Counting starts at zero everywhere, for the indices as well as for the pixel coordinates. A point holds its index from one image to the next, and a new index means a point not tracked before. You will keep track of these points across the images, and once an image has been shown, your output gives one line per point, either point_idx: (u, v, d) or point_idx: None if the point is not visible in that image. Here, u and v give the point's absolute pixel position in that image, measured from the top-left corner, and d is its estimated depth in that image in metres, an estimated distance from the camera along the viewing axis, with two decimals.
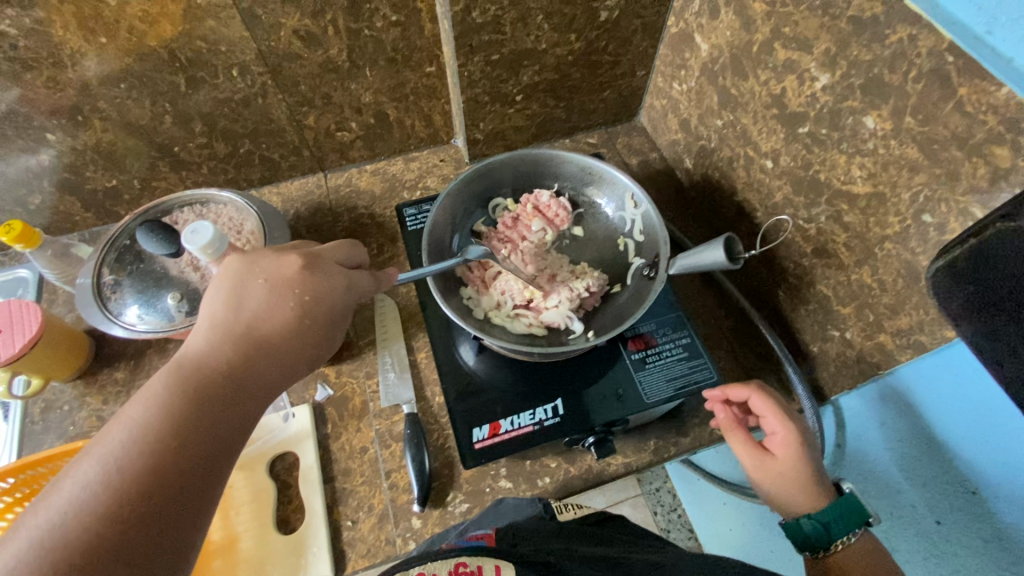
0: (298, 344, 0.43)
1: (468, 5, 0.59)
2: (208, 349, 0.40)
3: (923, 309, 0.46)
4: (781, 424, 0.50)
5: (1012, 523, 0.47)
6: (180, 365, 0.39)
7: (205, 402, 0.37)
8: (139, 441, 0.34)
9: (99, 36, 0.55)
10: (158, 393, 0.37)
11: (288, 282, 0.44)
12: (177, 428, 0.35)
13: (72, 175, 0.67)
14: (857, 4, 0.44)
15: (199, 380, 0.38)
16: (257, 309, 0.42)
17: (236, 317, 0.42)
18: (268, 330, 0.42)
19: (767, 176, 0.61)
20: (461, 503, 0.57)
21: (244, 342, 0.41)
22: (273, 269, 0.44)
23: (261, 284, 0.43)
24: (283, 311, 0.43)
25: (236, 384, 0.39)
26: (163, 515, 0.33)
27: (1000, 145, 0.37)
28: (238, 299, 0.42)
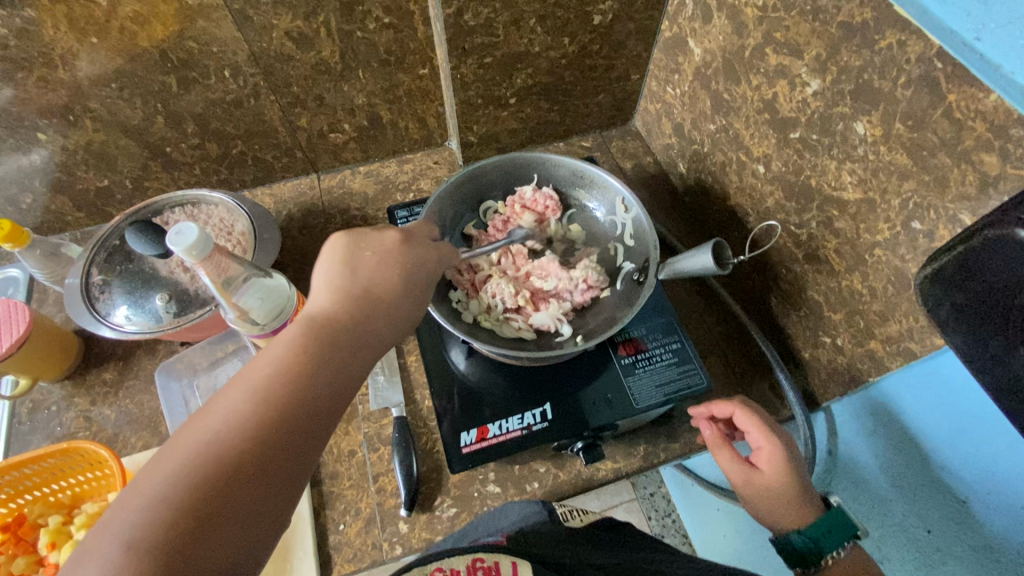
0: (403, 305, 0.44)
1: (460, 8, 0.59)
2: (331, 305, 0.42)
3: (913, 316, 0.46)
4: (765, 439, 0.51)
5: (1000, 531, 0.46)
6: (311, 318, 0.41)
7: (326, 351, 0.39)
8: (269, 384, 0.36)
9: (90, 36, 0.55)
10: (285, 343, 0.38)
11: (394, 252, 0.46)
12: (299, 372, 0.37)
13: (64, 175, 0.67)
14: (847, 10, 0.44)
15: (325, 330, 0.40)
16: (370, 274, 0.44)
17: (351, 278, 0.43)
18: (380, 293, 0.43)
19: (759, 181, 0.61)
20: (448, 508, 0.57)
21: (360, 304, 0.42)
22: (382, 242, 0.46)
23: (372, 253, 0.45)
24: (388, 274, 0.44)
25: (354, 337, 0.41)
26: (289, 450, 0.34)
27: (988, 152, 0.37)
28: (353, 266, 0.44)
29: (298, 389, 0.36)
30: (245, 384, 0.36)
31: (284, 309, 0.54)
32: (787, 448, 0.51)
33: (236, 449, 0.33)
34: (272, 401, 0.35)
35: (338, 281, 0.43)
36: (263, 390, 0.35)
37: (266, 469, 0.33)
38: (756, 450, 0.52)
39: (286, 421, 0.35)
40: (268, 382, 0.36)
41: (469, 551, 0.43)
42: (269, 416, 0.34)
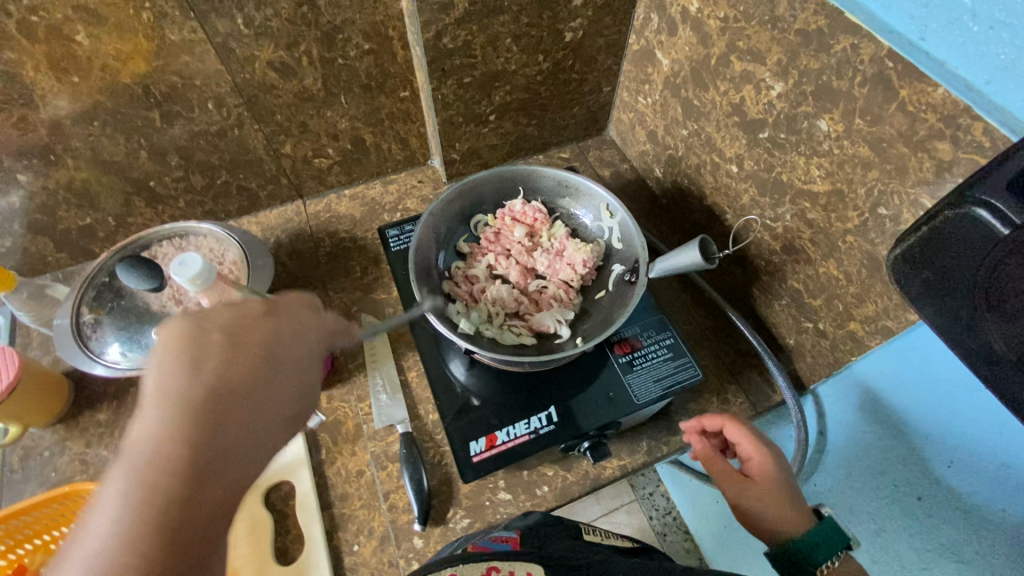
0: (273, 383, 0.39)
1: (439, 32, 0.62)
2: (171, 417, 0.34)
3: (887, 296, 0.50)
4: (755, 448, 0.54)
5: (985, 492, 0.49)
6: (151, 440, 0.33)
7: (187, 471, 0.32)
8: (117, 535, 0.29)
9: (71, 75, 0.55)
10: (126, 477, 0.31)
11: (240, 331, 0.39)
12: (153, 511, 0.31)
13: (44, 216, 0.66)
14: (803, 18, 0.48)
15: (173, 451, 0.33)
16: (218, 364, 0.36)
17: (193, 379, 0.35)
18: (237, 382, 0.37)
19: (732, 180, 0.64)
20: (461, 519, 0.57)
21: (218, 398, 0.35)
22: (219, 323, 0.38)
23: (215, 340, 0.37)
24: (242, 359, 0.38)
25: (218, 442, 0.34)
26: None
27: (941, 140, 0.40)
28: (191, 358, 0.36)
29: (154, 528, 0.30)
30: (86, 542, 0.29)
31: None
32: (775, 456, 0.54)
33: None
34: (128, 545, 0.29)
35: (190, 370, 0.35)
36: (106, 549, 0.29)
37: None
38: (748, 460, 0.55)
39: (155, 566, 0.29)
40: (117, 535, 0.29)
41: (481, 561, 0.44)
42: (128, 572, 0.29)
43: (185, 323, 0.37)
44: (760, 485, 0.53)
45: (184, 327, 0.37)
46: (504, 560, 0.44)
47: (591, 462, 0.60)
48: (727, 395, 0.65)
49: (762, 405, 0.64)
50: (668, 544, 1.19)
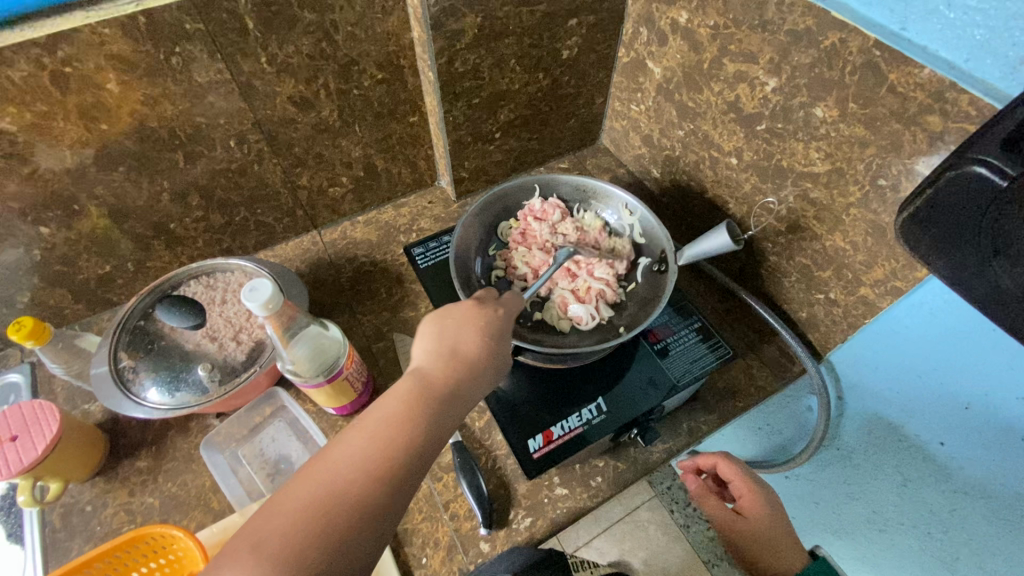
0: (488, 367, 0.47)
1: (451, 57, 0.66)
2: (424, 370, 0.44)
3: (894, 258, 0.55)
4: (742, 487, 0.63)
5: (1001, 428, 0.54)
6: (412, 382, 0.43)
7: (423, 414, 0.41)
8: (371, 450, 0.38)
9: (100, 123, 0.55)
10: (386, 406, 0.41)
11: (473, 319, 0.48)
12: (402, 431, 0.40)
13: (64, 267, 0.66)
14: (791, 20, 0.53)
15: (418, 396, 0.42)
16: (457, 340, 0.46)
17: (438, 350, 0.45)
18: (465, 357, 0.45)
19: (733, 171, 0.70)
20: (524, 518, 0.59)
21: (452, 366, 0.45)
22: (460, 312, 0.48)
23: (458, 323, 0.47)
24: (474, 340, 0.47)
25: (451, 399, 0.43)
26: (395, 495, 0.38)
27: (931, 114, 0.46)
28: (439, 334, 0.47)
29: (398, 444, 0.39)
30: (348, 444, 0.38)
31: (335, 361, 0.56)
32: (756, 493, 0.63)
33: (353, 496, 0.36)
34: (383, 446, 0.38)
35: (433, 347, 0.46)
36: (373, 445, 0.38)
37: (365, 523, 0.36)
38: (740, 497, 0.64)
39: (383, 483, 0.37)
40: (369, 448, 0.38)
41: None
42: (370, 478, 0.37)
43: (440, 314, 0.49)
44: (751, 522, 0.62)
45: (437, 316, 0.48)
46: None
47: (639, 447, 0.63)
48: (752, 370, 0.70)
49: (785, 377, 0.69)
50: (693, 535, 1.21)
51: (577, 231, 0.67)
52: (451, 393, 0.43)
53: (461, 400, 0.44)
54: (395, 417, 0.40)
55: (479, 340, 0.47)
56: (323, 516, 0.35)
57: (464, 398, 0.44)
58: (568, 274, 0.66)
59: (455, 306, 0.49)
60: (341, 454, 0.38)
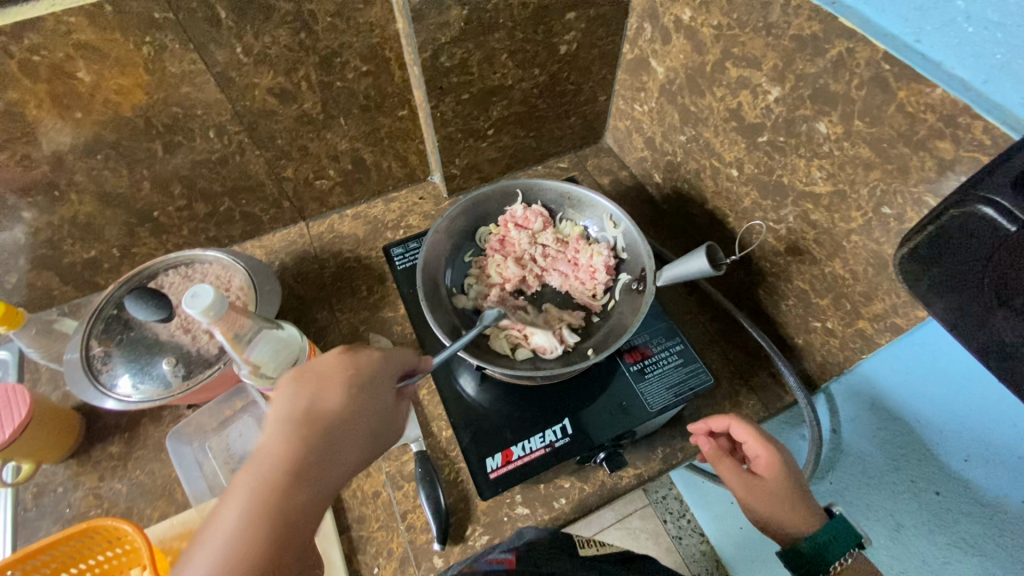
0: (358, 423, 0.45)
1: (436, 51, 0.63)
2: (276, 446, 0.41)
3: (895, 293, 0.50)
4: (761, 446, 0.54)
5: (1001, 486, 0.49)
6: (258, 468, 0.39)
7: (282, 496, 0.39)
8: (228, 551, 0.35)
9: (74, 111, 0.55)
10: (233, 508, 0.37)
11: (338, 374, 0.45)
12: (267, 509, 0.38)
13: (49, 250, 0.66)
14: (797, 24, 0.48)
15: (269, 479, 0.39)
16: (316, 400, 0.44)
17: (296, 415, 0.42)
18: (329, 417, 0.43)
19: (733, 184, 0.65)
20: (481, 536, 0.57)
21: (311, 429, 0.42)
22: (327, 365, 0.46)
23: (317, 384, 0.44)
24: (336, 397, 0.44)
25: (313, 468, 0.41)
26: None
27: (941, 139, 0.41)
28: (293, 396, 0.43)
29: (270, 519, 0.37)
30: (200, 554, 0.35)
31: (295, 362, 0.55)
32: (781, 452, 0.54)
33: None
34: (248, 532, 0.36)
35: (289, 414, 0.43)
36: (242, 526, 0.37)
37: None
38: (754, 458, 0.55)
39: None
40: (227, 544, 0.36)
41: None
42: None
43: (299, 372, 0.45)
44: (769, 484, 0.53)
45: (296, 376, 0.45)
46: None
47: (607, 472, 0.60)
48: (739, 397, 0.66)
49: (775, 407, 0.64)
50: (684, 547, 1.16)
51: (554, 244, 0.67)
52: (317, 457, 0.41)
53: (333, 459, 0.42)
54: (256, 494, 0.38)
55: (348, 397, 0.45)
56: None
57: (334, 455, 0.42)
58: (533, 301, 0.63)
59: (316, 361, 0.46)
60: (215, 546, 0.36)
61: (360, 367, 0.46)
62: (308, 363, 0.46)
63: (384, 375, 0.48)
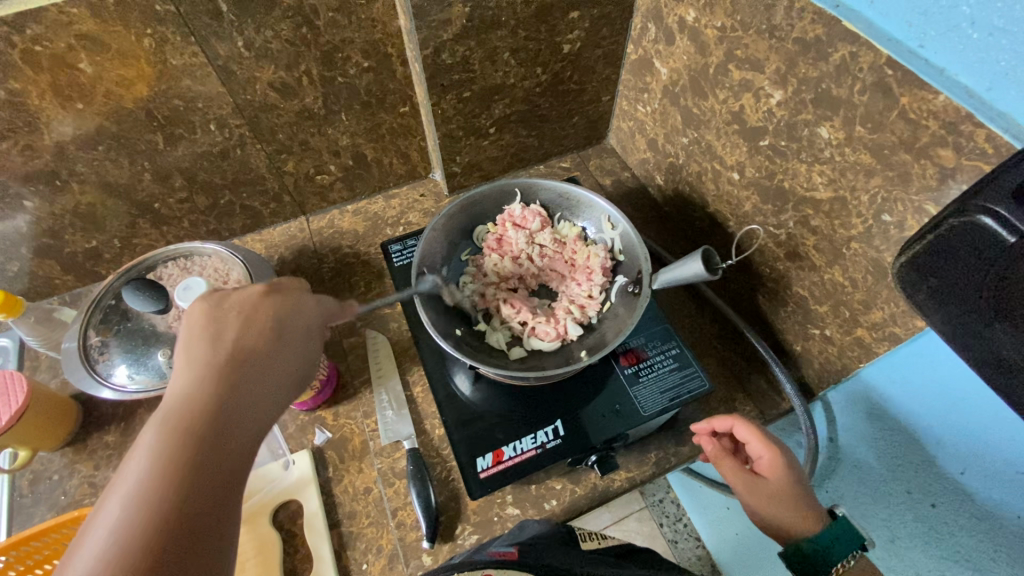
0: (284, 360, 0.42)
1: (437, 48, 0.62)
2: (191, 386, 0.36)
3: (893, 302, 0.49)
4: (764, 446, 0.53)
5: (997, 501, 0.48)
6: (167, 409, 0.34)
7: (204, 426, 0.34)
8: (141, 491, 0.30)
9: (75, 102, 0.55)
10: (145, 447, 0.32)
11: (256, 308, 0.43)
12: (184, 444, 0.33)
13: (50, 240, 0.67)
14: (800, 27, 0.47)
15: (186, 408, 0.35)
16: (235, 336, 0.40)
17: (214, 347, 0.39)
18: (253, 352, 0.40)
19: (734, 188, 0.64)
20: (470, 535, 0.57)
21: (234, 363, 0.39)
22: (239, 301, 0.43)
23: (234, 320, 0.41)
24: (257, 333, 0.41)
25: (234, 400, 0.37)
26: (219, 512, 0.31)
27: (943, 147, 0.40)
28: (211, 332, 0.40)
29: (188, 454, 0.32)
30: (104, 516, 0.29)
31: None
32: (786, 454, 0.54)
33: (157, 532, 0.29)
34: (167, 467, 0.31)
35: (204, 347, 0.39)
36: (155, 465, 0.31)
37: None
38: (758, 459, 0.54)
39: (183, 507, 0.30)
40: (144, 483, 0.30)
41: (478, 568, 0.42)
42: (163, 508, 0.30)
43: (208, 308, 0.42)
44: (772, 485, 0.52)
45: (205, 311, 0.41)
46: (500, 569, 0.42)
47: (599, 475, 0.60)
48: (734, 403, 0.65)
49: (770, 414, 0.64)
50: (679, 552, 1.15)
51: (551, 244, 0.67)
52: (242, 388, 0.38)
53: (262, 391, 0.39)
54: (170, 432, 0.33)
55: (270, 333, 0.42)
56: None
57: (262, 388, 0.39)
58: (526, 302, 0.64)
59: (222, 299, 0.43)
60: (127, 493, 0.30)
61: (274, 304, 0.44)
62: (212, 299, 0.43)
63: (304, 312, 0.46)
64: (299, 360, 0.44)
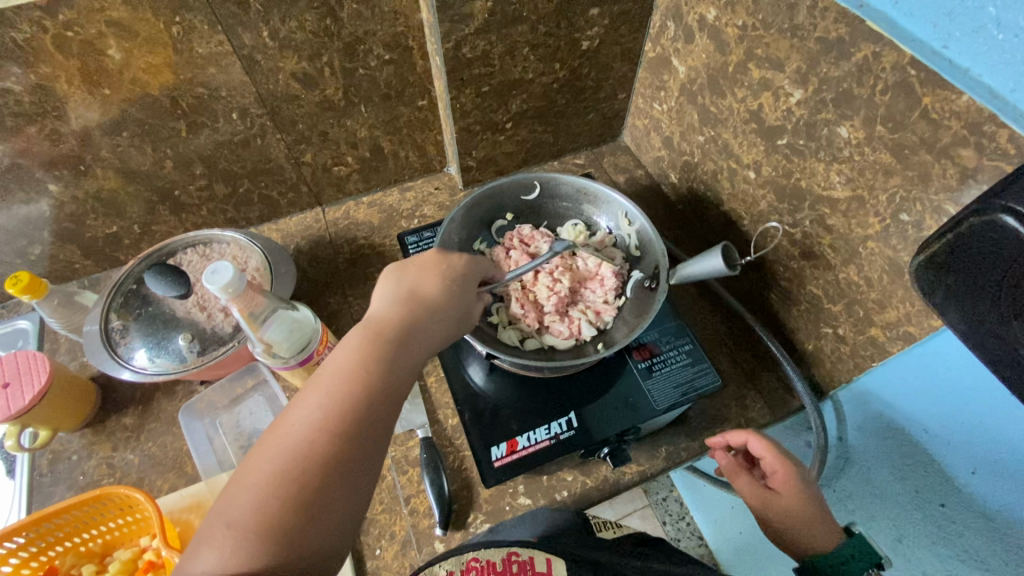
0: (447, 311, 0.48)
1: (458, 42, 0.63)
2: (386, 315, 0.45)
3: (909, 301, 0.50)
4: (779, 462, 0.54)
5: (1007, 502, 0.48)
6: (367, 329, 0.43)
7: (383, 356, 0.42)
8: (332, 397, 0.38)
9: (102, 88, 0.56)
10: (345, 352, 0.41)
11: (432, 268, 0.50)
12: (363, 368, 0.40)
13: (72, 224, 0.68)
14: (823, 26, 0.48)
15: (377, 334, 0.43)
16: (415, 284, 0.48)
17: (399, 291, 0.47)
18: (424, 300, 0.47)
19: (750, 186, 0.64)
20: (482, 523, 0.58)
21: (410, 306, 0.46)
22: (425, 260, 0.51)
23: (417, 272, 0.49)
24: (432, 284, 0.49)
25: (402, 337, 0.44)
26: (375, 436, 0.38)
27: (965, 147, 0.40)
28: (399, 279, 0.48)
29: (368, 379, 0.40)
30: (295, 417, 0.38)
31: (308, 343, 0.56)
32: (800, 469, 0.54)
33: (326, 441, 0.36)
34: (350, 384, 0.39)
35: (391, 294, 0.47)
36: (340, 383, 0.39)
37: (328, 500, 0.35)
38: (772, 474, 0.55)
39: (353, 422, 0.38)
40: (333, 392, 0.39)
41: (504, 547, 0.48)
42: (339, 418, 0.37)
43: (400, 265, 0.50)
44: (786, 500, 0.52)
45: (397, 267, 0.50)
46: (526, 546, 0.48)
47: (610, 467, 0.60)
48: (745, 400, 0.66)
49: (781, 411, 0.64)
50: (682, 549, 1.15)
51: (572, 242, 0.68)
52: (413, 330, 0.44)
53: (424, 337, 0.45)
54: (353, 355, 0.41)
55: (438, 289, 0.48)
56: (300, 460, 0.35)
57: (422, 335, 0.45)
58: (538, 296, 0.64)
59: (413, 259, 0.51)
60: (320, 396, 0.38)
61: (456, 265, 0.52)
62: (409, 259, 0.51)
63: (469, 275, 0.52)
64: (459, 313, 0.49)
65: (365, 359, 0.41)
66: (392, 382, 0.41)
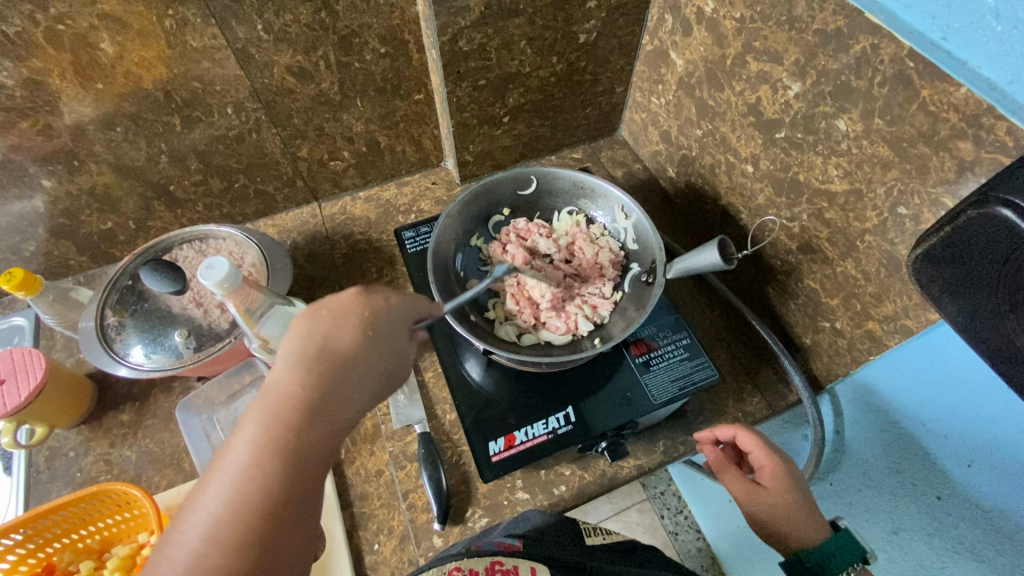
0: (367, 367, 0.42)
1: (455, 35, 0.62)
2: (292, 383, 0.39)
3: (906, 295, 0.50)
4: (766, 457, 0.54)
5: (1002, 493, 0.48)
6: (268, 406, 0.38)
7: (290, 442, 0.37)
8: (229, 501, 0.34)
9: (96, 82, 0.56)
10: (245, 439, 0.36)
11: (353, 314, 0.43)
12: (265, 459, 0.35)
13: (67, 220, 0.67)
14: (822, 19, 0.48)
15: (280, 413, 0.37)
16: (329, 336, 0.41)
17: (308, 349, 0.40)
18: (341, 358, 0.41)
19: (748, 180, 0.64)
20: (480, 518, 0.58)
21: (321, 367, 0.40)
22: (341, 301, 0.43)
23: (331, 320, 0.42)
24: (351, 333, 0.42)
25: (313, 412, 0.38)
26: (287, 535, 0.35)
27: (963, 140, 0.40)
28: (306, 331, 0.41)
29: (273, 468, 0.35)
30: (191, 522, 0.34)
31: None
32: (788, 464, 0.54)
33: (227, 554, 0.33)
34: (252, 479, 0.35)
35: (297, 352, 0.40)
36: (240, 481, 0.35)
37: None
38: (760, 469, 0.55)
39: (257, 528, 0.34)
40: (233, 494, 0.34)
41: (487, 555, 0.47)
42: (241, 524, 0.34)
43: (311, 310, 0.42)
44: (773, 494, 0.53)
45: (307, 313, 0.42)
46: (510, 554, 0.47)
47: (608, 461, 0.60)
48: (743, 394, 0.66)
49: (779, 405, 0.64)
50: (681, 543, 1.16)
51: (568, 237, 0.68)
52: (326, 403, 0.39)
53: (341, 407, 0.40)
54: (253, 442, 0.36)
55: (358, 342, 0.42)
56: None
57: (338, 405, 0.40)
58: (535, 292, 0.64)
59: (325, 301, 0.43)
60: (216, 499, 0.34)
61: (382, 307, 0.45)
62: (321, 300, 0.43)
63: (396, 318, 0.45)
64: (384, 365, 0.44)
65: (267, 449, 0.36)
66: (304, 468, 0.37)
